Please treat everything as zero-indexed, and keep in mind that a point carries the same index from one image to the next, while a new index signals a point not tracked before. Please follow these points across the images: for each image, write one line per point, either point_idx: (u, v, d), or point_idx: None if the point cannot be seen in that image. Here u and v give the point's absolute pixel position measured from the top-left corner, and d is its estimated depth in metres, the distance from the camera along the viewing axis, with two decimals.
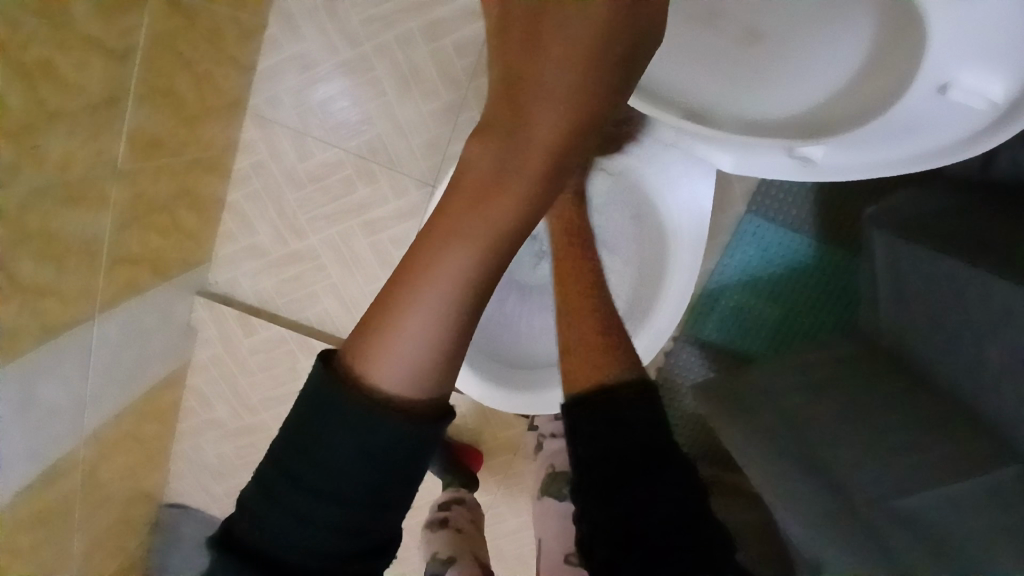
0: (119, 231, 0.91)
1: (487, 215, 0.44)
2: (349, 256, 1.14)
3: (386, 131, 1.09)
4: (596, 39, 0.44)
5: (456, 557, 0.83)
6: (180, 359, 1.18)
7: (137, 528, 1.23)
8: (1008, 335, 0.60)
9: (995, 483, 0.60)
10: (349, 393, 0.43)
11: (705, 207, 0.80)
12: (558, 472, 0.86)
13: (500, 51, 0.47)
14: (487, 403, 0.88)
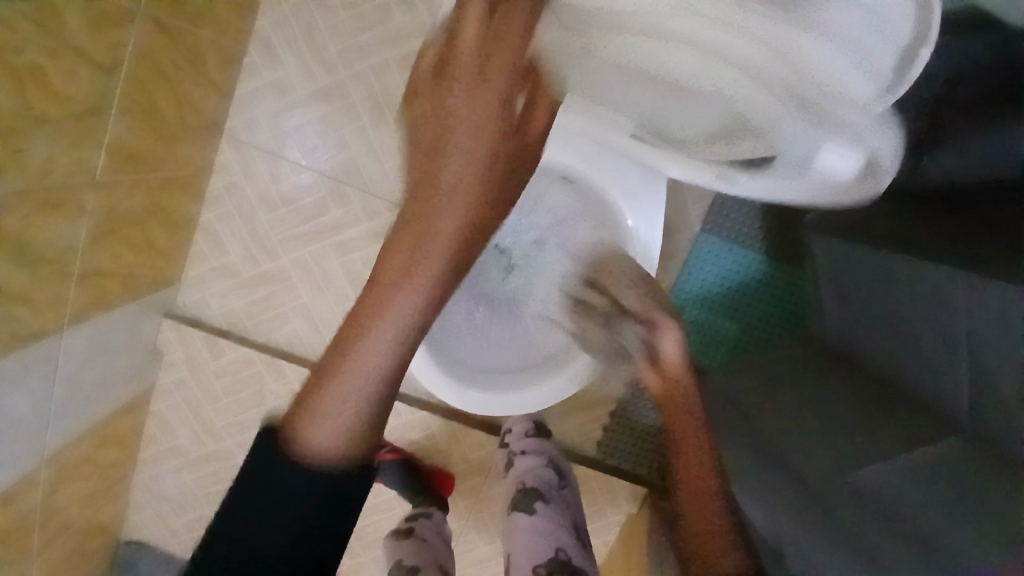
0: (92, 244, 0.91)
1: (418, 280, 0.50)
2: (320, 276, 1.16)
3: (360, 154, 1.13)
4: (499, 118, 0.53)
5: (421, 566, 0.83)
6: (144, 382, 1.16)
7: (91, 565, 1.17)
8: (941, 314, 0.67)
9: (942, 451, 0.63)
10: (288, 454, 0.47)
11: (658, 210, 0.86)
12: (528, 488, 0.88)
13: (416, 132, 0.55)
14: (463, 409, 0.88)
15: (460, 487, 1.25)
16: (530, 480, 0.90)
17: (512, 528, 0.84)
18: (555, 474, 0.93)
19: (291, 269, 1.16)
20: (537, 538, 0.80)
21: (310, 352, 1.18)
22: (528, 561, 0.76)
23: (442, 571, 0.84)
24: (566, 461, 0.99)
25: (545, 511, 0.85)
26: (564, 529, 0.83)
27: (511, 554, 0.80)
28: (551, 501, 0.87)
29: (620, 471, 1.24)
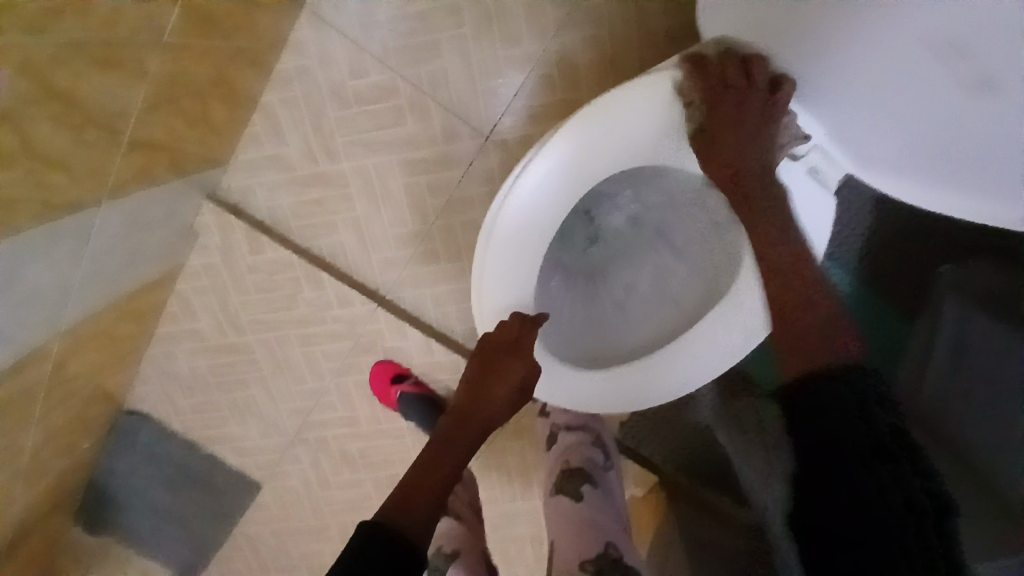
0: (146, 110, 0.80)
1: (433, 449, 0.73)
2: (380, 192, 1.05)
3: (453, 67, 1.00)
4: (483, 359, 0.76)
5: (461, 551, 0.80)
6: (173, 262, 1.08)
7: (95, 429, 1.15)
8: None
9: None
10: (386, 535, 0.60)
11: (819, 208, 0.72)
12: (573, 470, 0.84)
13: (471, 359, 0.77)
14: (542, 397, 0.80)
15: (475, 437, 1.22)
16: (575, 460, 0.86)
17: (554, 511, 0.81)
18: (600, 452, 0.90)
19: (349, 176, 1.05)
20: (583, 527, 0.76)
21: (352, 269, 1.10)
22: (576, 555, 0.73)
23: (485, 555, 0.82)
24: (609, 437, 0.96)
25: (592, 496, 0.82)
26: (612, 518, 0.80)
27: (553, 541, 0.78)
28: (597, 485, 0.84)
29: (636, 454, 1.14)
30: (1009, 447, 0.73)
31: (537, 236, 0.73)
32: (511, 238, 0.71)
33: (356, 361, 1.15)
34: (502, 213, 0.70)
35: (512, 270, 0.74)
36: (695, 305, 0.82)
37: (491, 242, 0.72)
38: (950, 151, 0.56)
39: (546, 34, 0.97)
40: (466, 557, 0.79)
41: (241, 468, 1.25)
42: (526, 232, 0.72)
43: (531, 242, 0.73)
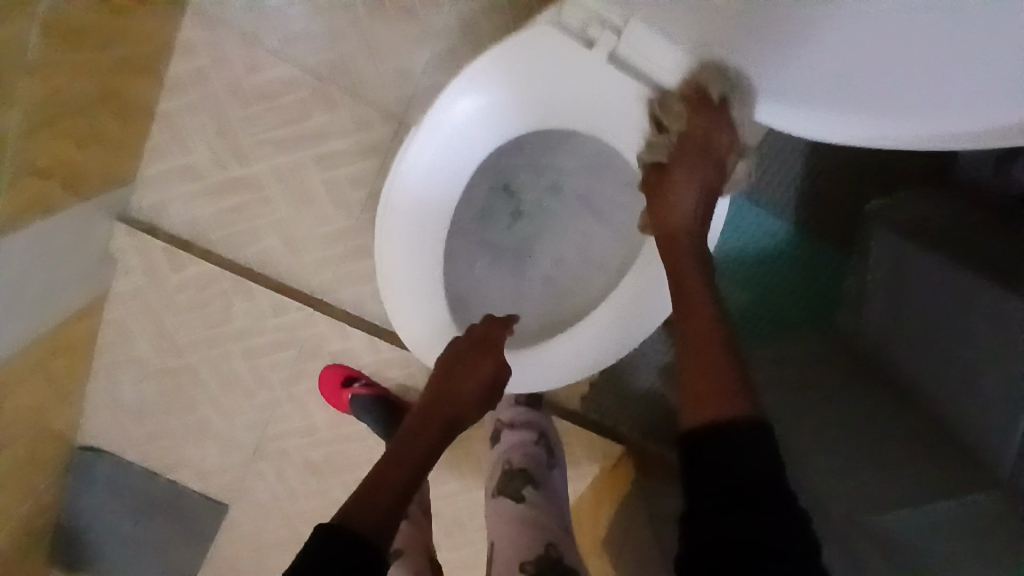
0: (29, 136, 0.76)
1: (395, 443, 0.66)
2: (298, 191, 1.02)
3: (352, 52, 0.96)
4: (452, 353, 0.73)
5: (405, 552, 0.77)
6: (96, 290, 1.04)
7: (47, 471, 1.11)
8: (990, 373, 0.58)
9: (976, 505, 0.56)
10: (350, 531, 0.55)
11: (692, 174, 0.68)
12: (515, 470, 0.82)
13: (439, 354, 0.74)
14: None
15: None
16: (518, 460, 0.84)
17: (495, 511, 0.79)
18: (546, 450, 0.87)
19: (265, 179, 1.01)
20: (524, 530, 0.74)
21: (284, 274, 1.07)
22: (515, 558, 0.71)
23: (430, 558, 0.79)
24: (557, 434, 0.93)
25: (534, 497, 0.79)
26: (554, 519, 0.77)
27: (493, 543, 0.75)
28: (540, 486, 0.82)
29: (602, 428, 1.11)
30: (930, 372, 0.67)
31: (435, 211, 0.70)
32: (408, 209, 0.70)
33: (303, 368, 1.11)
34: (396, 185, 0.68)
35: (410, 254, 0.71)
36: (614, 273, 0.79)
37: (387, 218, 0.70)
38: (840, 64, 0.45)
39: (442, 5, 0.93)
40: (409, 558, 0.77)
41: (206, 491, 1.22)
42: (422, 208, 0.69)
43: (430, 218, 0.71)
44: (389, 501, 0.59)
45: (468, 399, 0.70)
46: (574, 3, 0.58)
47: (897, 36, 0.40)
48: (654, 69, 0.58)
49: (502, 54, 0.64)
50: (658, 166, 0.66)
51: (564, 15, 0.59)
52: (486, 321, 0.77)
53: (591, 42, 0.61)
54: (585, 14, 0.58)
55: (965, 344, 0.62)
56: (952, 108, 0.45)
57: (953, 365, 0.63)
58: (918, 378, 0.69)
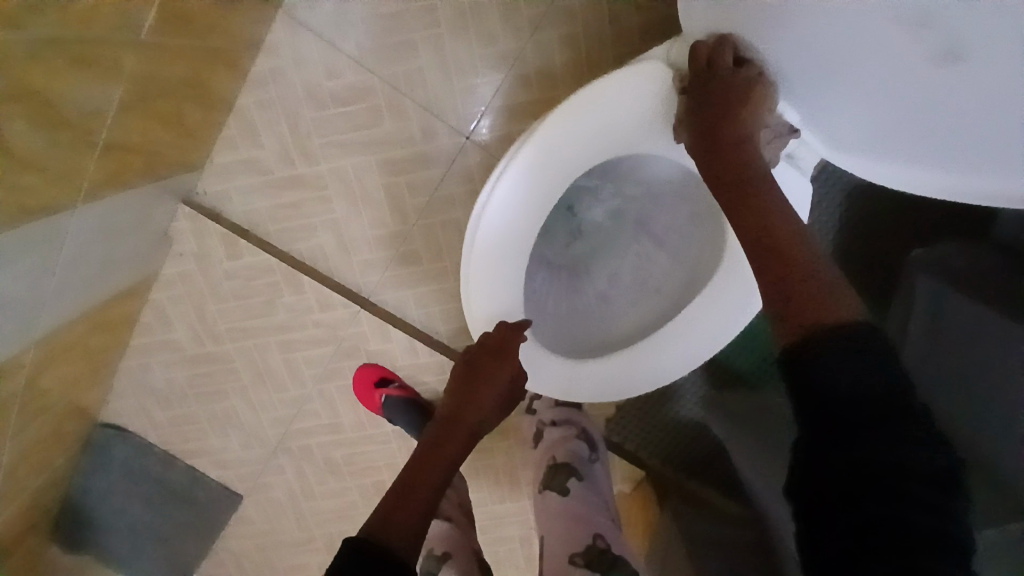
0: (124, 113, 0.79)
1: (418, 453, 0.68)
2: (359, 193, 1.05)
3: (429, 66, 1.00)
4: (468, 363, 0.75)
5: (453, 554, 0.79)
6: (146, 270, 1.05)
7: (70, 446, 1.11)
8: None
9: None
10: (379, 539, 0.56)
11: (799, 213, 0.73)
12: (560, 465, 0.85)
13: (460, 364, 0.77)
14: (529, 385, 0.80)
15: None
16: (561, 455, 0.87)
17: (543, 505, 0.82)
18: (586, 445, 0.91)
19: (328, 179, 1.04)
20: (570, 521, 0.77)
21: (333, 272, 1.09)
22: (565, 550, 0.73)
23: (476, 556, 0.81)
24: (596, 432, 0.97)
25: (578, 489, 0.82)
26: (599, 510, 0.80)
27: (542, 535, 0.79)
28: (584, 479, 0.85)
29: (624, 451, 1.12)
30: (976, 417, 0.71)
31: (525, 221, 0.73)
32: (495, 236, 0.72)
33: (339, 366, 1.13)
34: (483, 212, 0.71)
35: (502, 259, 0.74)
36: (675, 296, 0.83)
37: (473, 243, 0.72)
38: (901, 116, 0.58)
39: (522, 32, 0.98)
40: (458, 559, 0.78)
41: (222, 481, 1.22)
42: (514, 217, 0.72)
43: (519, 227, 0.73)
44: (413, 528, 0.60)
45: (486, 410, 0.74)
46: (686, 43, 0.67)
47: (961, 126, 0.53)
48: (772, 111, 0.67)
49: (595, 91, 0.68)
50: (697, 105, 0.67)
51: (673, 54, 0.68)
52: (500, 327, 0.75)
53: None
54: None
55: (1005, 385, 0.68)
56: (945, 175, 0.60)
57: (984, 397, 0.71)
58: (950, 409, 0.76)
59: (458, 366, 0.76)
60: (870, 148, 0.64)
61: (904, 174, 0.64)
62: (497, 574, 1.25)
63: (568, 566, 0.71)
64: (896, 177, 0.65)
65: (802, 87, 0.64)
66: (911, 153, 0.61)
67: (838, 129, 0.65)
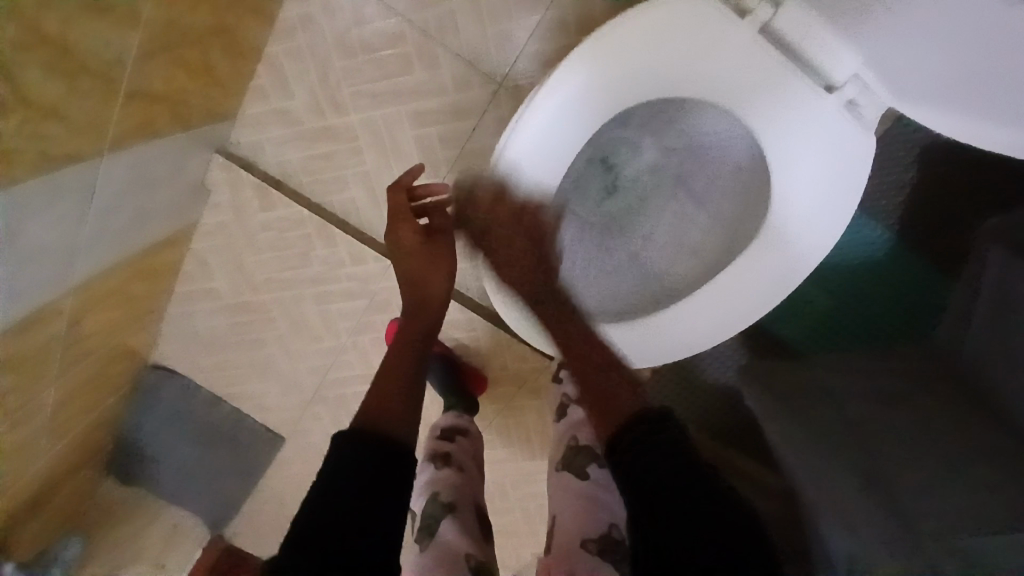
0: (142, 60, 0.77)
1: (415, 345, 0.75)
2: (390, 145, 1.02)
3: (461, 10, 0.95)
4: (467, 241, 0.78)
5: (456, 506, 0.82)
6: (185, 220, 1.07)
7: (119, 386, 1.16)
8: None
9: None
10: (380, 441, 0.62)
11: (854, 166, 0.66)
12: (581, 447, 0.83)
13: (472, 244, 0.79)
14: (549, 346, 0.79)
15: (492, 393, 1.21)
16: (584, 436, 0.84)
17: (560, 486, 0.80)
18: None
19: (358, 129, 1.02)
20: (587, 505, 0.75)
21: (365, 226, 1.08)
22: (579, 533, 0.72)
23: (478, 513, 0.85)
24: None
25: (600, 476, 0.79)
26: (618, 499, 0.78)
27: (556, 516, 0.77)
28: (605, 464, 0.82)
29: None
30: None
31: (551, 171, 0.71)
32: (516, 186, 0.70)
33: (371, 320, 1.13)
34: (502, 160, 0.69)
35: (525, 210, 0.72)
36: (715, 259, 0.78)
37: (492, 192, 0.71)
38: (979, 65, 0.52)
39: None
40: (460, 513, 0.81)
41: (264, 425, 1.26)
42: (539, 165, 0.70)
43: (542, 177, 0.71)
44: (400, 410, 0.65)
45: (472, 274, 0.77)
46: None
47: None
48: (821, 49, 0.60)
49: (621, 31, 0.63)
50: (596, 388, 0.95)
51: None
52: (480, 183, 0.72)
53: (744, 11, 0.61)
54: None
55: None
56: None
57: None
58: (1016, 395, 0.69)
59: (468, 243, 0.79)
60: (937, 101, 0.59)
61: (976, 125, 0.59)
62: (527, 529, 1.26)
63: (579, 550, 0.69)
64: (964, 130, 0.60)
65: (859, 34, 0.58)
66: (992, 98, 0.55)
67: (904, 76, 0.59)
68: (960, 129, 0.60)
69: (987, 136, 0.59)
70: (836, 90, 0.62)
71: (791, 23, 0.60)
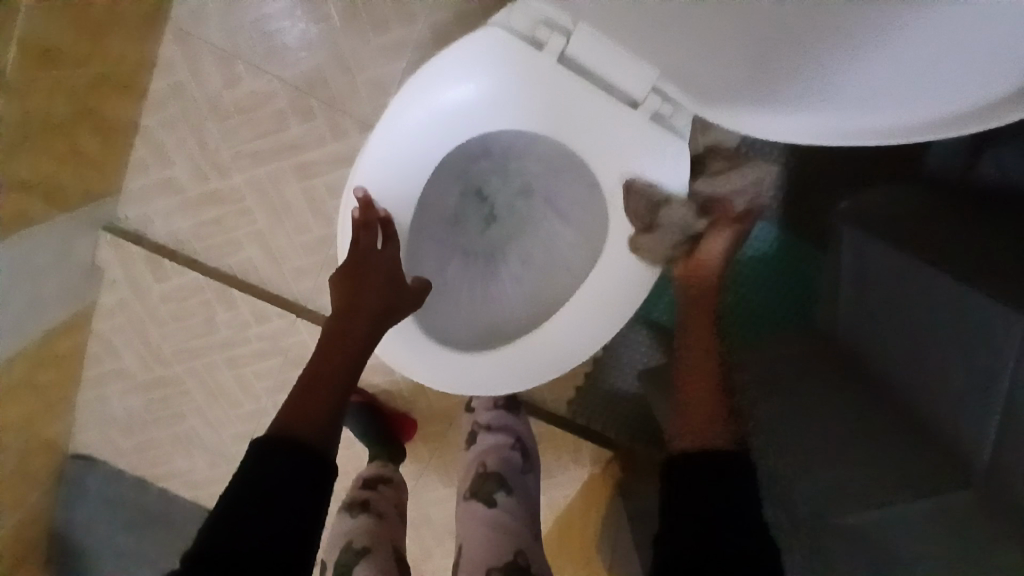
0: (6, 154, 0.77)
1: (325, 362, 0.66)
2: (278, 202, 1.03)
3: (328, 63, 0.97)
4: (365, 277, 0.70)
5: (372, 549, 0.80)
6: (82, 303, 1.05)
7: (41, 484, 1.11)
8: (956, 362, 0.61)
9: (945, 505, 0.59)
10: (286, 442, 0.59)
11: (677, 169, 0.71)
12: (488, 473, 0.83)
13: (354, 284, 0.70)
14: (436, 384, 0.77)
15: (422, 433, 1.19)
16: (492, 463, 0.85)
17: (465, 513, 0.80)
18: (520, 455, 0.88)
19: (244, 190, 1.03)
20: (491, 533, 0.74)
21: (266, 283, 1.08)
22: (484, 562, 0.71)
23: (396, 554, 0.83)
24: (534, 439, 0.94)
25: (505, 501, 0.79)
26: (523, 523, 0.78)
27: (462, 546, 0.76)
28: (512, 490, 0.82)
29: (589, 432, 1.10)
30: (896, 361, 0.71)
31: (396, 198, 0.73)
32: (381, 207, 0.72)
33: (288, 377, 1.12)
34: (354, 184, 0.72)
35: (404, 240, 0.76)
36: (584, 267, 0.80)
37: (355, 214, 0.71)
38: (775, 75, 0.55)
39: (415, 15, 0.95)
40: (377, 554, 0.80)
41: (198, 501, 1.22)
42: (385, 195, 0.72)
43: (393, 209, 0.73)
44: (326, 408, 0.63)
45: (372, 296, 0.69)
46: (522, 7, 0.64)
47: (838, 65, 0.50)
48: (614, 70, 0.64)
49: (440, 68, 0.67)
50: (484, 423, 0.92)
51: (514, 19, 0.65)
52: (378, 212, 0.72)
53: (539, 43, 0.65)
54: (534, 17, 0.64)
55: (925, 335, 0.66)
56: (854, 114, 0.56)
57: (914, 351, 0.67)
58: (896, 375, 0.70)
59: (346, 281, 0.70)
60: (761, 110, 0.61)
61: (810, 125, 0.60)
62: None
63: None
64: (804, 131, 0.61)
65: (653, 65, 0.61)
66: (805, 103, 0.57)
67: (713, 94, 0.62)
68: (793, 133, 0.62)
69: (827, 134, 0.60)
70: (641, 104, 0.67)
71: (578, 48, 0.63)
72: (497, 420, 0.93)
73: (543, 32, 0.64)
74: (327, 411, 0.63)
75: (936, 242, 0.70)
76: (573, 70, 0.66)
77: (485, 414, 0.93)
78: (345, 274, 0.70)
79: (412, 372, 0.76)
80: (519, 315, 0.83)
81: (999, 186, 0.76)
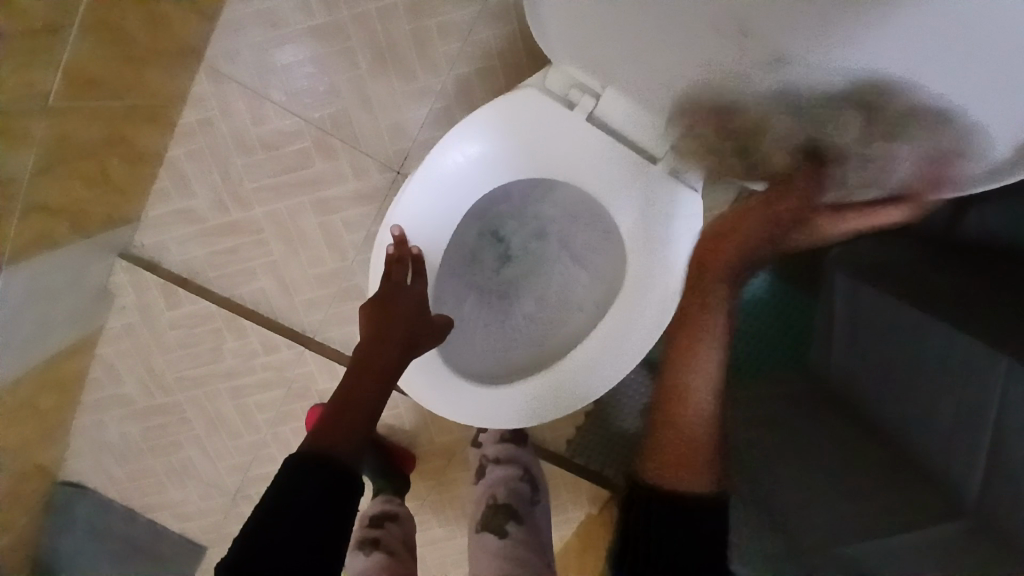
0: (42, 176, 0.79)
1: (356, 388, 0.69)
2: (295, 235, 1.06)
3: (353, 106, 1.02)
4: (394, 308, 0.73)
5: None
6: (91, 326, 1.06)
7: (29, 510, 1.08)
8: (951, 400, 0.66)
9: (951, 533, 0.64)
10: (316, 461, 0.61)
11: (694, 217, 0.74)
12: (499, 505, 0.85)
13: (384, 315, 0.73)
14: (454, 416, 0.79)
15: (421, 469, 1.20)
16: (502, 495, 0.87)
17: (478, 546, 0.82)
18: (529, 486, 0.90)
19: (263, 222, 1.06)
20: (504, 565, 0.76)
21: (276, 314, 1.10)
22: None
23: None
24: (540, 471, 0.96)
25: (517, 532, 0.82)
26: (535, 554, 0.80)
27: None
28: (523, 521, 0.84)
29: (589, 473, 1.12)
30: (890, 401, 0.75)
31: (427, 235, 0.77)
32: (415, 245, 0.76)
33: (291, 409, 1.12)
34: (389, 222, 0.76)
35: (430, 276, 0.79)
36: (597, 306, 0.83)
37: (390, 250, 0.75)
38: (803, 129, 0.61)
39: (439, 66, 1.01)
40: None
41: (187, 534, 1.19)
42: (417, 233, 0.76)
43: (422, 243, 0.77)
44: (353, 432, 0.66)
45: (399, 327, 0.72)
46: (556, 71, 0.71)
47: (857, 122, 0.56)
48: (638, 126, 0.71)
49: (474, 120, 0.73)
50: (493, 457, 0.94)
51: (549, 82, 0.72)
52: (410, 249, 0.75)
53: (571, 103, 0.72)
54: (567, 80, 0.71)
55: (918, 372, 0.71)
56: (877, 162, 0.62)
57: (909, 392, 0.72)
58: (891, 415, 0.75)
59: (376, 312, 0.73)
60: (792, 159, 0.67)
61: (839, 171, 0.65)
62: None
63: None
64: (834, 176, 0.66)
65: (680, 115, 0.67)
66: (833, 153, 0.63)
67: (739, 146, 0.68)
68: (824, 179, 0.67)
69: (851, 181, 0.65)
70: (660, 161, 0.73)
71: (607, 107, 0.71)
72: (506, 453, 0.94)
73: (574, 95, 0.71)
74: (355, 435, 0.66)
75: (923, 290, 0.76)
76: (600, 127, 0.73)
77: (493, 447, 0.94)
78: (376, 305, 0.73)
79: (431, 403, 0.79)
80: (534, 353, 0.86)
81: (987, 242, 0.80)
